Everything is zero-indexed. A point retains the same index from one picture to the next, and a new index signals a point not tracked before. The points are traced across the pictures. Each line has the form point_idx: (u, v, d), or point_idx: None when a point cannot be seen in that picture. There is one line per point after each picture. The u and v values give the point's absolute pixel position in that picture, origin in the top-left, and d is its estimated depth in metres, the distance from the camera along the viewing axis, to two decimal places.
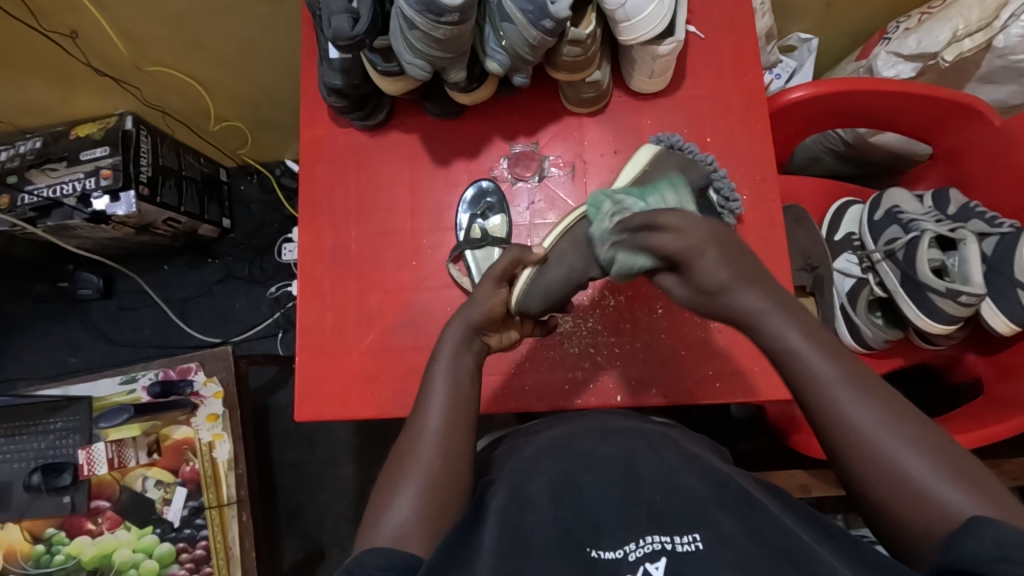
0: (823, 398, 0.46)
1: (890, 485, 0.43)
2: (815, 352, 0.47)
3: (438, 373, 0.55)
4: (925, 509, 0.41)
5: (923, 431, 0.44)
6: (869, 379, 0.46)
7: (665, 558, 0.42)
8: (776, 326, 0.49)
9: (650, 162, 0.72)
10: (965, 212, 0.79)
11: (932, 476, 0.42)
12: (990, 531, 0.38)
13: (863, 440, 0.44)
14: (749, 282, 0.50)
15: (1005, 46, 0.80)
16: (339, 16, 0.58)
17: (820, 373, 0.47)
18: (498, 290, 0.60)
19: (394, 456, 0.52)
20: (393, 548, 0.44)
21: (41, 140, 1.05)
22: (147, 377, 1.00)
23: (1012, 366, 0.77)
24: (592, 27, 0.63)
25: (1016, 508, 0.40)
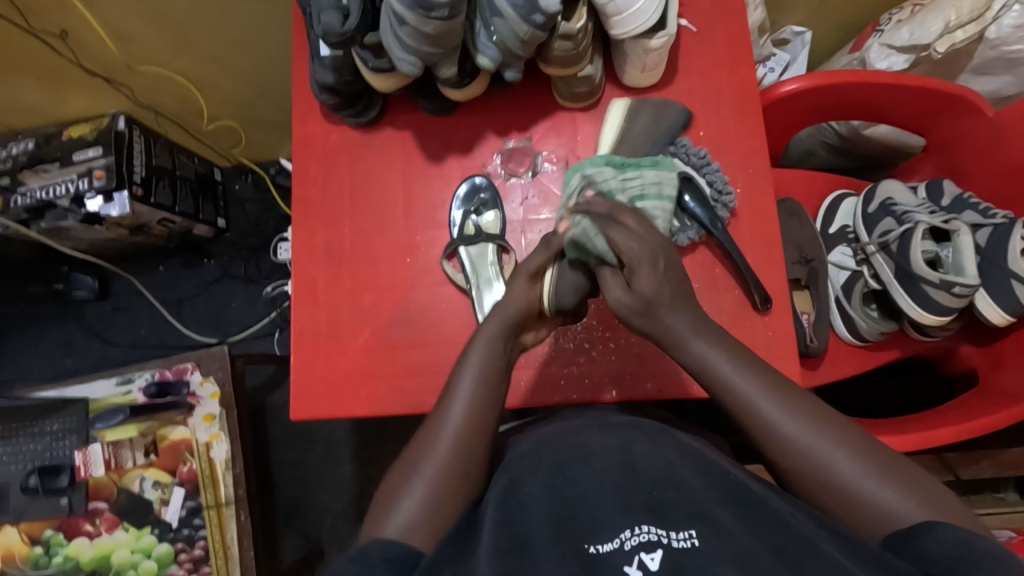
0: (754, 416, 0.50)
1: (825, 490, 0.47)
2: (736, 372, 0.51)
3: (464, 372, 0.57)
4: (862, 511, 0.46)
5: (853, 437, 0.48)
6: (795, 393, 0.51)
7: (662, 550, 0.42)
8: (697, 349, 0.53)
9: (626, 121, 0.74)
10: (959, 203, 0.79)
11: (865, 480, 0.46)
12: (936, 533, 0.42)
13: (795, 451, 0.48)
14: (678, 303, 0.53)
15: (997, 37, 0.81)
16: (329, 13, 0.58)
17: (745, 393, 0.51)
18: (532, 286, 0.61)
19: (412, 450, 0.54)
20: (398, 540, 0.47)
21: (33, 141, 1.04)
22: (142, 378, 1.00)
23: (1007, 357, 0.78)
24: (584, 21, 0.63)
25: (944, 501, 0.45)
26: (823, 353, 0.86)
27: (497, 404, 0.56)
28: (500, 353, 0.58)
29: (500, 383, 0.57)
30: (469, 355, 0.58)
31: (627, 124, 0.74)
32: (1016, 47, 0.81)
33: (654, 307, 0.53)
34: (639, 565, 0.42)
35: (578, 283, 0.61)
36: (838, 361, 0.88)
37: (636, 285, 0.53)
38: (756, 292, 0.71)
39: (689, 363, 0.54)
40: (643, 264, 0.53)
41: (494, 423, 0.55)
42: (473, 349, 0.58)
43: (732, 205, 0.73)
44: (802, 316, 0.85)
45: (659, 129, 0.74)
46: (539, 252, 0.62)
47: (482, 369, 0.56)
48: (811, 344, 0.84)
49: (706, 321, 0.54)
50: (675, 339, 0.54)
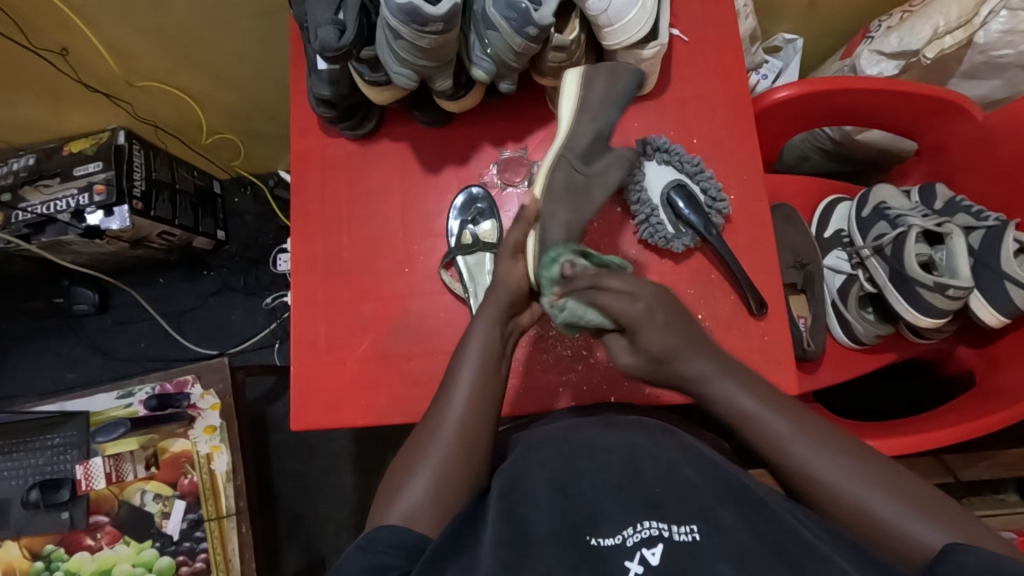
0: (791, 462, 0.50)
1: (868, 529, 0.46)
2: (768, 415, 0.52)
3: (467, 359, 0.58)
4: (904, 544, 0.45)
5: (888, 474, 0.48)
6: (829, 436, 0.50)
7: (663, 544, 0.43)
8: (724, 389, 0.54)
9: (582, 88, 0.66)
10: (952, 206, 0.79)
11: (906, 517, 0.45)
12: (962, 557, 0.41)
13: (834, 493, 0.48)
14: (694, 347, 0.55)
15: (986, 42, 0.82)
16: (326, 28, 0.59)
17: (778, 436, 0.51)
18: (516, 263, 0.62)
19: (414, 438, 0.55)
20: (401, 528, 0.48)
21: (34, 157, 1.05)
22: (143, 392, 1.00)
23: (1003, 358, 0.78)
24: (576, 33, 0.64)
25: (986, 536, 0.44)
26: (821, 356, 0.87)
27: (498, 391, 0.57)
28: (498, 338, 0.59)
29: (498, 368, 0.58)
30: (470, 341, 0.59)
31: (586, 90, 0.66)
32: (1003, 52, 0.83)
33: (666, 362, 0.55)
34: (640, 560, 0.43)
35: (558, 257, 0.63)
36: (835, 364, 0.88)
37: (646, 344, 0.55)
38: (752, 297, 0.71)
39: (717, 398, 0.54)
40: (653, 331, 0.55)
41: (495, 413, 0.56)
42: (473, 336, 0.59)
43: (726, 211, 0.74)
44: (800, 320, 0.85)
45: (615, 88, 0.67)
46: (514, 229, 0.64)
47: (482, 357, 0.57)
48: (808, 348, 0.84)
49: (731, 361, 0.56)
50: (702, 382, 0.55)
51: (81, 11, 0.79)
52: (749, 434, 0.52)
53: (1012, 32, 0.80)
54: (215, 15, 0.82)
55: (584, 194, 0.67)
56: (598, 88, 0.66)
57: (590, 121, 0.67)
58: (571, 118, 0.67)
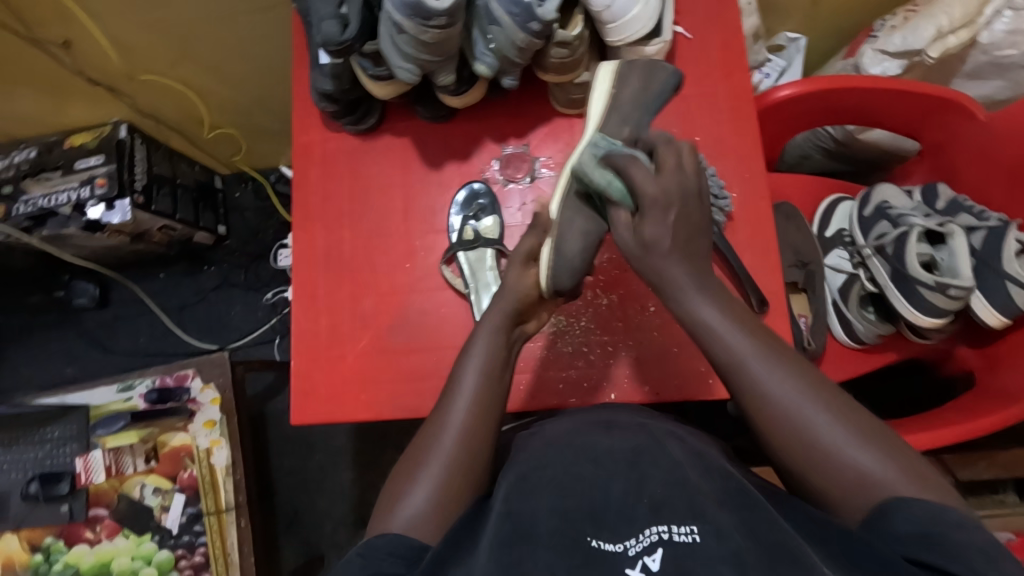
0: (743, 375, 0.50)
1: (806, 458, 0.47)
2: (726, 328, 0.52)
3: (469, 366, 0.57)
4: (839, 477, 0.46)
5: (837, 403, 0.48)
6: (785, 356, 0.51)
7: (662, 548, 0.43)
8: (692, 300, 0.53)
9: (613, 87, 0.67)
10: (953, 206, 0.80)
11: (847, 446, 0.46)
12: (909, 509, 0.43)
13: (780, 413, 0.48)
14: (679, 252, 0.54)
15: (990, 42, 0.83)
16: (328, 23, 0.60)
17: (735, 352, 0.51)
18: (526, 270, 0.63)
19: (415, 446, 0.54)
20: (403, 537, 0.48)
21: (35, 150, 1.05)
22: (143, 385, 1.01)
23: (1003, 359, 0.78)
24: (579, 29, 0.64)
25: (925, 474, 0.45)
26: (821, 355, 0.87)
27: (502, 398, 0.56)
28: (503, 344, 0.58)
29: (501, 375, 0.57)
30: (472, 350, 0.58)
31: (616, 90, 0.67)
32: (1008, 52, 0.83)
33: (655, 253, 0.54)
34: (642, 568, 0.42)
35: (571, 262, 0.62)
36: (835, 364, 0.88)
37: (644, 231, 0.54)
38: (753, 295, 0.71)
39: (681, 314, 0.54)
40: (655, 209, 0.54)
41: (497, 420, 0.55)
42: (476, 344, 0.58)
43: (728, 209, 0.73)
44: (801, 319, 0.86)
45: (649, 93, 0.68)
46: (530, 236, 0.65)
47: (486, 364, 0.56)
48: (808, 347, 0.84)
49: (705, 271, 0.55)
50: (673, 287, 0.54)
51: (84, 4, 0.79)
52: (716, 353, 0.52)
53: (1016, 32, 0.81)
54: (218, 9, 0.82)
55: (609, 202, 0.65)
56: (630, 90, 0.67)
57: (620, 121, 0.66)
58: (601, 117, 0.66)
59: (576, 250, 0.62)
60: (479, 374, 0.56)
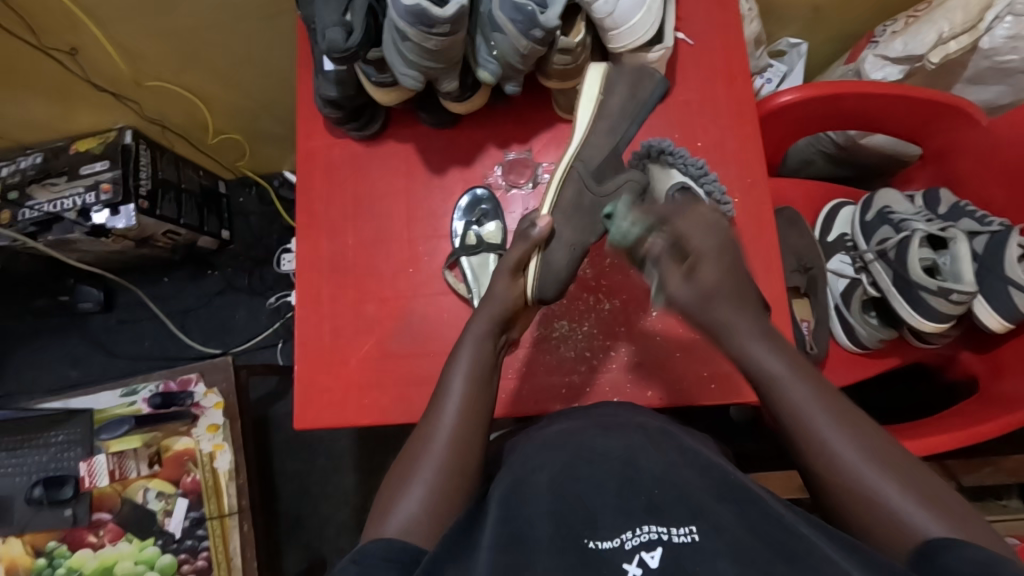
0: (803, 423, 0.50)
1: (862, 507, 0.46)
2: (794, 380, 0.52)
3: (457, 371, 0.58)
4: (891, 525, 0.45)
5: (896, 459, 0.48)
6: (849, 411, 0.51)
7: (661, 547, 0.43)
8: (756, 351, 0.54)
9: (602, 93, 0.69)
10: (955, 211, 0.80)
11: (902, 498, 0.45)
12: (965, 551, 0.41)
13: (840, 463, 0.48)
14: (735, 300, 0.56)
15: (991, 47, 0.83)
16: (333, 30, 0.60)
17: (797, 400, 0.51)
18: (514, 280, 0.64)
19: (409, 449, 0.55)
20: (397, 539, 0.47)
21: (42, 156, 1.06)
22: (147, 389, 1.00)
23: (1007, 364, 0.78)
24: (581, 35, 0.65)
25: (988, 535, 0.44)
26: (825, 360, 0.87)
27: (490, 400, 0.58)
28: (490, 350, 0.60)
29: (489, 380, 0.59)
30: (459, 356, 0.59)
31: (605, 97, 0.69)
32: (1008, 57, 0.83)
33: (713, 300, 0.56)
34: (640, 563, 0.43)
35: (556, 271, 0.67)
36: (839, 368, 0.88)
37: (699, 276, 0.56)
38: None
39: (742, 361, 0.55)
40: (711, 256, 0.56)
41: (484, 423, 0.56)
42: (463, 349, 0.60)
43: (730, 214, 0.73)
44: (803, 324, 0.85)
45: (637, 100, 0.70)
46: (517, 245, 0.65)
47: (472, 367, 0.58)
48: (811, 352, 0.84)
49: (773, 333, 0.56)
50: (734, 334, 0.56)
51: (91, 11, 0.79)
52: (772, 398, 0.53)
53: (1018, 37, 0.81)
54: (223, 16, 0.82)
55: (590, 217, 0.69)
56: (615, 101, 0.69)
57: (604, 130, 0.70)
58: (589, 126, 0.69)
59: (563, 262, 0.67)
60: (467, 376, 0.57)
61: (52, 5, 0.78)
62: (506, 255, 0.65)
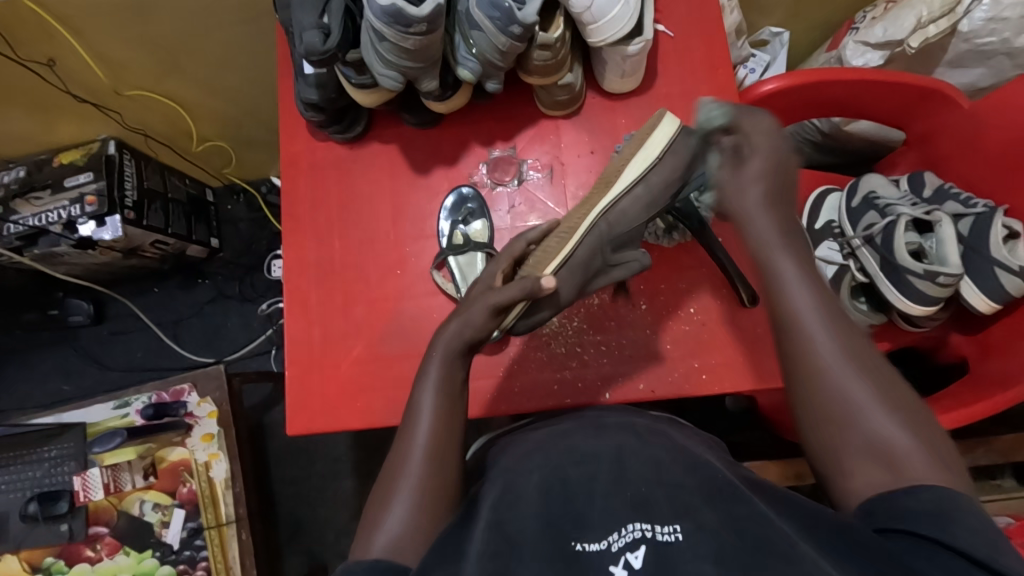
0: (797, 330, 0.49)
1: (841, 433, 0.46)
2: (794, 274, 0.51)
3: (425, 386, 0.57)
4: (867, 452, 0.45)
5: (880, 376, 0.47)
6: (845, 324, 0.50)
7: (645, 546, 0.44)
8: (779, 254, 0.51)
9: (660, 157, 0.65)
10: (940, 194, 0.80)
11: (880, 420, 0.46)
12: (920, 493, 0.42)
13: (821, 376, 0.48)
14: (773, 207, 0.52)
15: (970, 30, 0.83)
16: (310, 32, 0.60)
17: (797, 307, 0.50)
18: (493, 320, 0.59)
19: (386, 469, 0.54)
20: (382, 560, 0.47)
21: (25, 170, 1.05)
22: (141, 401, 1.00)
23: (996, 344, 0.78)
24: (561, 30, 0.64)
25: (955, 464, 0.44)
26: None
27: (462, 412, 0.57)
28: (459, 366, 0.58)
29: (458, 394, 0.57)
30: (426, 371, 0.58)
31: (659, 163, 0.65)
32: (988, 39, 0.83)
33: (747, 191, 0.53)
34: (625, 564, 0.43)
35: (535, 322, 0.67)
36: None
37: (746, 169, 0.53)
38: (743, 291, 0.72)
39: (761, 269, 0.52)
40: (762, 154, 0.53)
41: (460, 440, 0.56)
42: (433, 357, 0.59)
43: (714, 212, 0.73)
44: None
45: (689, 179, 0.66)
46: (493, 266, 0.65)
47: (442, 379, 0.57)
48: None
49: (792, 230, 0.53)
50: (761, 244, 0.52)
51: (67, 22, 0.79)
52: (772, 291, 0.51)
53: (996, 20, 0.81)
54: (201, 21, 0.82)
55: (592, 278, 0.67)
56: (667, 174, 0.65)
57: (643, 202, 0.66)
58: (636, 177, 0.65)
59: (544, 318, 0.67)
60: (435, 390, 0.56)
61: (28, 18, 0.77)
62: (504, 290, 0.59)
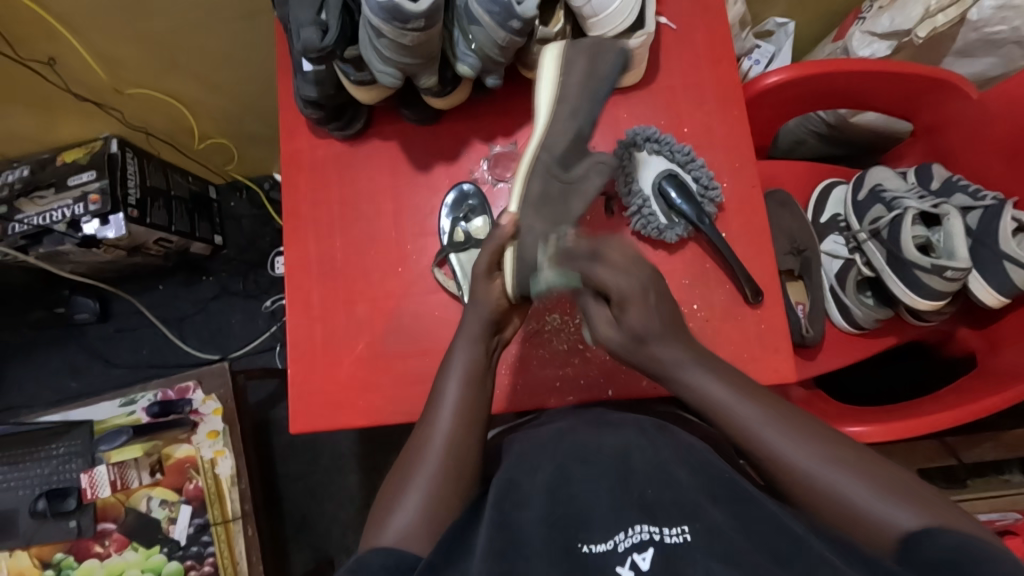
0: (757, 447, 0.50)
1: (838, 519, 0.46)
2: (726, 395, 0.53)
3: (451, 375, 0.58)
4: (866, 528, 0.45)
5: (852, 455, 0.48)
6: (800, 421, 0.51)
7: (653, 548, 0.44)
8: (696, 376, 0.54)
9: (561, 74, 0.63)
10: (948, 186, 0.79)
11: (877, 501, 0.45)
12: (942, 541, 0.43)
13: (802, 482, 0.48)
14: (668, 335, 0.55)
15: (980, 18, 0.81)
16: (308, 29, 0.59)
17: (750, 425, 0.51)
18: (491, 279, 0.62)
19: (405, 457, 0.55)
20: (395, 549, 0.48)
21: (29, 169, 1.05)
22: (146, 398, 1.01)
23: (1006, 338, 0.77)
24: (561, 24, 0.65)
25: (952, 515, 0.45)
26: (820, 343, 0.86)
27: (486, 403, 0.58)
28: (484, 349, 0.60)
29: (484, 382, 0.58)
30: (453, 360, 0.59)
31: (564, 77, 0.63)
32: (997, 28, 0.81)
33: (650, 342, 0.55)
34: (632, 565, 0.44)
35: (535, 270, 0.61)
36: (834, 351, 0.87)
37: (628, 318, 0.55)
38: (746, 285, 0.71)
39: (693, 394, 0.54)
40: (637, 300, 0.54)
41: (483, 426, 0.56)
42: (457, 351, 0.60)
43: (719, 199, 0.73)
44: (797, 306, 0.85)
45: (594, 80, 0.64)
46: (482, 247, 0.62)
47: (468, 369, 0.58)
48: (807, 335, 0.83)
49: (705, 354, 0.56)
50: (675, 367, 0.55)
51: (67, 21, 0.78)
52: (721, 420, 0.53)
53: (1007, 7, 0.79)
54: (201, 17, 0.81)
55: (562, 204, 0.62)
56: (578, 79, 0.63)
57: (566, 115, 0.63)
58: (549, 113, 0.64)
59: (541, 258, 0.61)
60: (461, 380, 0.57)
61: (27, 17, 0.77)
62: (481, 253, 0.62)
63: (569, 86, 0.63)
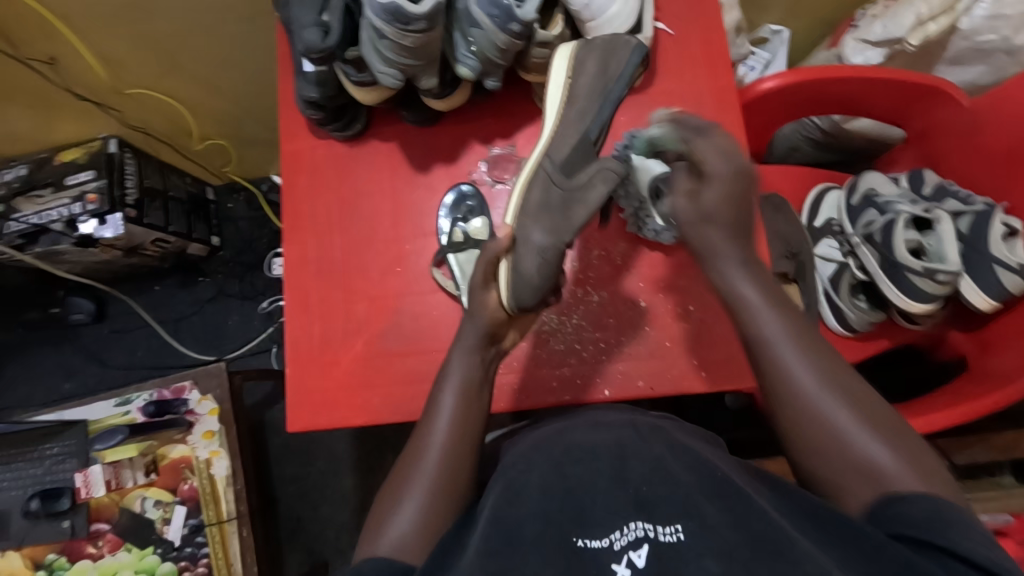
0: (768, 356, 0.53)
1: (822, 449, 0.50)
2: (762, 303, 0.55)
3: (447, 386, 0.59)
4: (850, 465, 0.48)
5: (855, 392, 0.51)
6: (818, 344, 0.53)
7: (647, 545, 0.44)
8: (733, 273, 0.56)
9: (570, 79, 0.66)
10: (941, 191, 0.80)
11: (865, 437, 0.49)
12: (916, 500, 0.45)
13: (801, 402, 0.51)
14: (732, 228, 0.57)
15: (970, 28, 0.83)
16: (309, 31, 0.60)
17: (766, 332, 0.54)
18: (487, 291, 0.63)
19: (401, 466, 0.55)
20: (390, 558, 0.47)
21: (26, 168, 1.05)
22: (142, 398, 1.00)
23: (995, 341, 0.78)
24: (559, 27, 0.68)
25: (935, 472, 0.47)
26: None
27: (482, 411, 0.58)
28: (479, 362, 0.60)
29: (479, 393, 0.59)
30: (449, 369, 0.60)
31: (574, 78, 0.66)
32: (988, 37, 0.83)
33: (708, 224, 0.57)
34: (628, 563, 0.44)
35: (528, 279, 0.61)
36: None
37: (703, 199, 0.56)
38: None
39: (721, 285, 0.57)
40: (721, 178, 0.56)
41: (478, 434, 0.57)
42: (453, 362, 0.61)
43: None
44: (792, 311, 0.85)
45: (606, 81, 0.66)
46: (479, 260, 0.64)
47: (463, 380, 0.59)
48: None
49: (752, 260, 0.58)
50: (714, 262, 0.57)
51: (69, 21, 0.79)
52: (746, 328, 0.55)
53: (997, 17, 0.81)
54: (203, 18, 0.82)
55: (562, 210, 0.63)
56: (587, 82, 0.66)
57: (573, 119, 0.66)
58: (557, 118, 0.67)
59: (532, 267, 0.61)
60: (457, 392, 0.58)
61: (29, 16, 0.77)
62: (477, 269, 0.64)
63: (581, 86, 0.66)
